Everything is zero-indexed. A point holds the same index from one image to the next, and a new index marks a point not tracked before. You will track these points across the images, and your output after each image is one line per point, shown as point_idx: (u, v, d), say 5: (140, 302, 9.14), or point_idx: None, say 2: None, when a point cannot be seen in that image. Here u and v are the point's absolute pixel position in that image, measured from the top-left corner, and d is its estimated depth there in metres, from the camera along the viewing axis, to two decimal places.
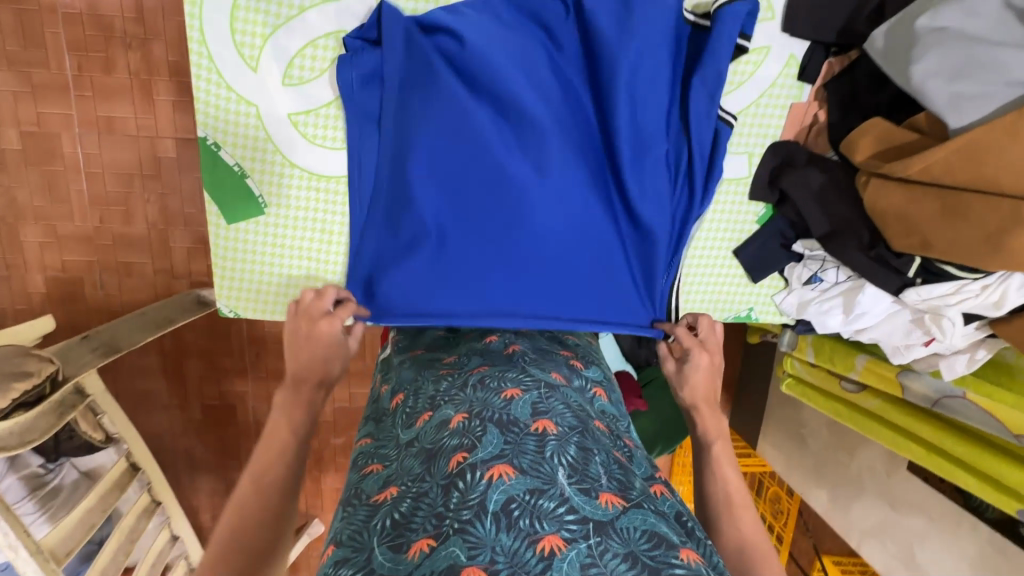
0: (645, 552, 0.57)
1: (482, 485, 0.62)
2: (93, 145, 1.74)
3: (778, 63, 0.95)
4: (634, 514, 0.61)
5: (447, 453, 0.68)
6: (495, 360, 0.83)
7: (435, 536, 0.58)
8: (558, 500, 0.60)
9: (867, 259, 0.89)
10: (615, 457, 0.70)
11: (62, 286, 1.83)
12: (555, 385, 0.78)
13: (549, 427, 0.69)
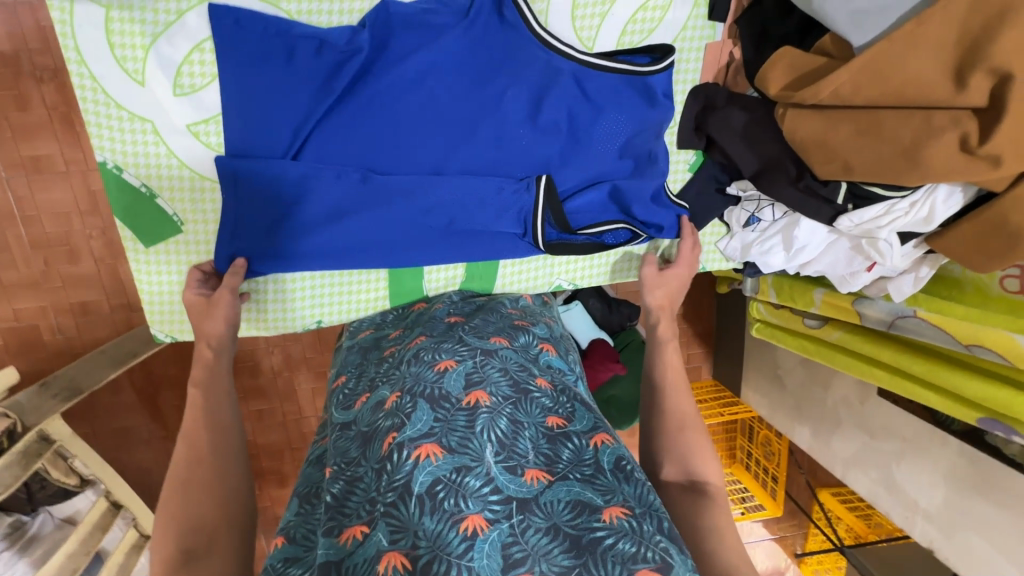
0: (567, 522, 0.58)
1: (409, 465, 0.61)
2: (24, 188, 1.68)
3: (686, 5, 0.92)
4: (559, 487, 0.62)
5: (381, 435, 0.67)
6: (435, 332, 0.83)
7: (367, 523, 0.59)
8: (484, 478, 0.60)
9: (798, 192, 0.88)
10: (545, 429, 0.69)
11: (18, 336, 1.79)
12: (492, 351, 0.77)
13: (482, 399, 0.69)
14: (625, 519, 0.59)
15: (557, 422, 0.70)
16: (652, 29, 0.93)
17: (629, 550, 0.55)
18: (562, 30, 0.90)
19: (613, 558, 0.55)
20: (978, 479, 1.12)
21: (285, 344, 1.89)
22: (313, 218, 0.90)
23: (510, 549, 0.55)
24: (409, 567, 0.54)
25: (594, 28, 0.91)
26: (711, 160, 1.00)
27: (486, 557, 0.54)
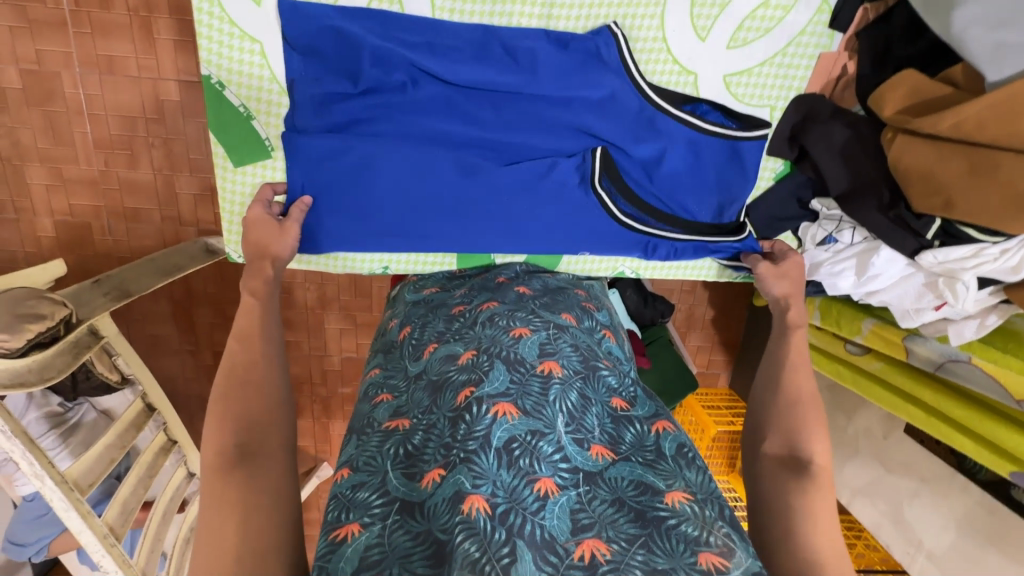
0: (632, 497, 0.63)
1: (487, 419, 0.67)
2: (95, 87, 1.69)
3: (809, 9, 0.89)
4: (623, 466, 0.67)
5: (457, 388, 0.73)
6: (505, 298, 0.88)
7: (444, 467, 0.65)
8: (555, 446, 0.67)
9: (886, 220, 0.87)
10: (610, 408, 0.76)
11: (69, 230, 1.83)
12: (564, 327, 0.83)
13: (554, 369, 0.75)
14: (686, 504, 0.63)
15: (621, 404, 0.77)
16: (770, 28, 0.90)
17: (693, 532, 0.60)
18: (678, 16, 0.88)
19: (676, 536, 0.59)
20: (992, 530, 1.14)
21: (321, 283, 1.93)
22: (376, 186, 0.92)
23: (578, 514, 0.60)
24: (489, 511, 0.59)
25: (711, 18, 0.89)
26: (799, 173, 0.99)
27: (556, 519, 0.59)
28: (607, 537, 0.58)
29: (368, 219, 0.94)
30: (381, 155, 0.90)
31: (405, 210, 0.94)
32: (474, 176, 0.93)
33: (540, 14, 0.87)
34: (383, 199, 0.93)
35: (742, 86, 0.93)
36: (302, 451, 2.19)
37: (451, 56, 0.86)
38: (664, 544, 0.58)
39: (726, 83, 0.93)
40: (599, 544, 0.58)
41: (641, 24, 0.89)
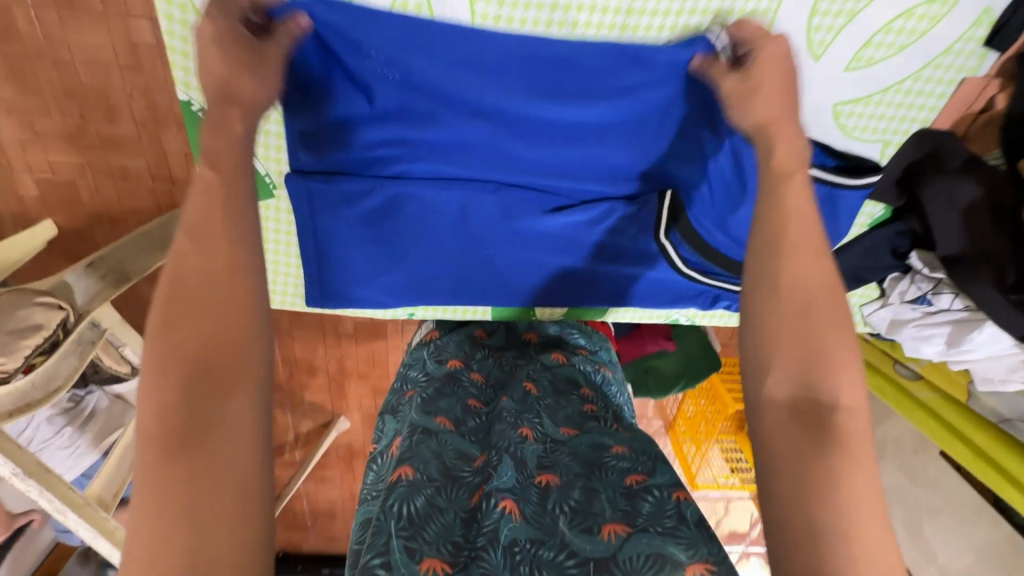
0: None
1: (496, 513, 0.67)
2: (54, 24, 1.44)
3: (965, 20, 0.67)
4: (639, 539, 0.66)
5: (468, 488, 0.74)
6: (514, 397, 0.90)
7: (449, 562, 0.63)
8: (558, 550, 0.65)
9: (1003, 302, 0.73)
10: (623, 488, 0.74)
11: (52, 189, 1.67)
12: (563, 441, 0.82)
13: (552, 481, 0.75)
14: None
15: (637, 480, 0.75)
16: (906, 45, 0.69)
17: None
18: (787, 27, 0.69)
19: None
20: (1013, 565, 1.15)
21: None
22: (404, 213, 1.00)
23: None
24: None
25: (832, 31, 0.68)
26: (901, 220, 0.83)
27: None
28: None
29: (394, 245, 1.05)
30: (414, 190, 0.97)
31: (426, 237, 1.04)
32: (495, 206, 1.00)
33: (612, 22, 0.82)
34: (409, 230, 1.03)
35: (853, 117, 0.75)
36: (320, 406, 2.23)
37: (493, 77, 0.86)
38: None
39: (835, 113, 0.74)
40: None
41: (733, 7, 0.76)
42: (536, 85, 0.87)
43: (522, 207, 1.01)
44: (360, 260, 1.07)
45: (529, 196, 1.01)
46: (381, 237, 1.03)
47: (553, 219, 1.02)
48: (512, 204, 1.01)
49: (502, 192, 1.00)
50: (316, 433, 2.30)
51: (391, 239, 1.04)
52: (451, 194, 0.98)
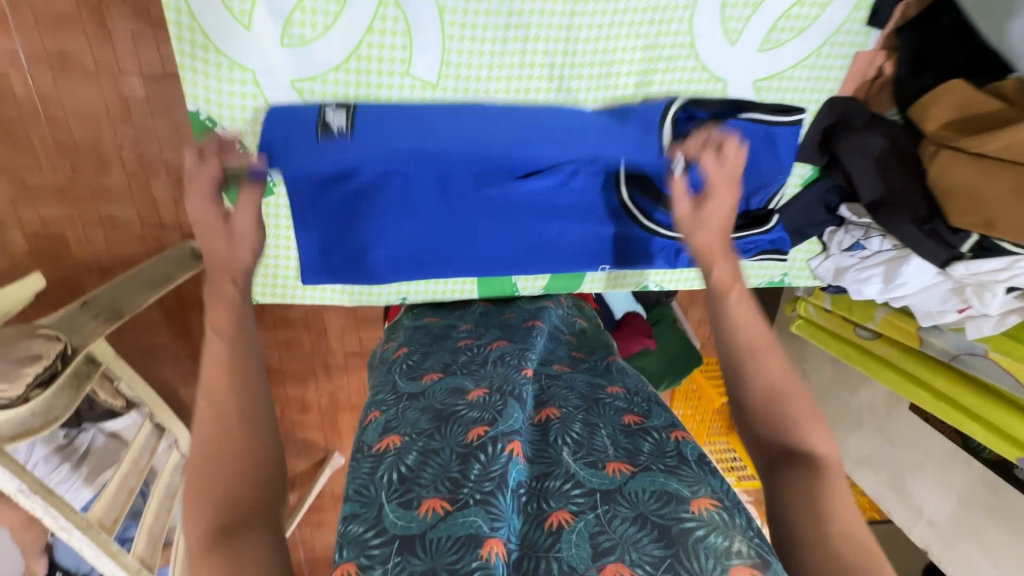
0: (654, 513, 0.70)
1: (503, 458, 0.75)
2: (49, 86, 1.54)
3: (847, 6, 0.83)
4: (642, 478, 0.75)
5: (468, 425, 0.81)
6: (514, 338, 0.97)
7: (449, 501, 0.72)
8: (565, 477, 0.75)
9: (919, 233, 0.84)
10: (622, 426, 0.85)
11: (41, 242, 1.72)
12: (557, 375, 0.96)
13: (551, 414, 0.86)
14: (714, 511, 0.70)
15: (636, 419, 0.87)
16: (805, 27, 0.84)
17: (721, 543, 0.66)
18: (706, 20, 0.83)
19: (706, 550, 0.66)
20: (990, 504, 1.21)
21: None
22: (398, 197, 0.97)
23: (598, 538, 0.68)
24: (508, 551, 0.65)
25: (743, 20, 0.83)
26: (827, 178, 0.94)
27: (576, 546, 0.67)
28: (630, 559, 0.65)
29: (389, 228, 0.99)
30: (404, 177, 0.95)
31: (424, 223, 1.00)
32: (495, 183, 0.98)
33: None
34: (400, 210, 0.98)
35: (772, 91, 0.89)
36: (313, 444, 2.21)
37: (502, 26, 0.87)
38: (692, 563, 0.65)
39: (757, 88, 0.88)
40: (622, 566, 0.65)
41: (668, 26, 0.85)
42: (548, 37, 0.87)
43: (526, 186, 0.98)
44: (350, 253, 1.01)
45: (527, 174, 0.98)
46: (374, 223, 0.99)
47: (562, 194, 0.99)
48: (515, 183, 0.98)
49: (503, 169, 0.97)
50: (311, 474, 2.27)
51: (381, 228, 0.99)
52: (445, 170, 0.96)
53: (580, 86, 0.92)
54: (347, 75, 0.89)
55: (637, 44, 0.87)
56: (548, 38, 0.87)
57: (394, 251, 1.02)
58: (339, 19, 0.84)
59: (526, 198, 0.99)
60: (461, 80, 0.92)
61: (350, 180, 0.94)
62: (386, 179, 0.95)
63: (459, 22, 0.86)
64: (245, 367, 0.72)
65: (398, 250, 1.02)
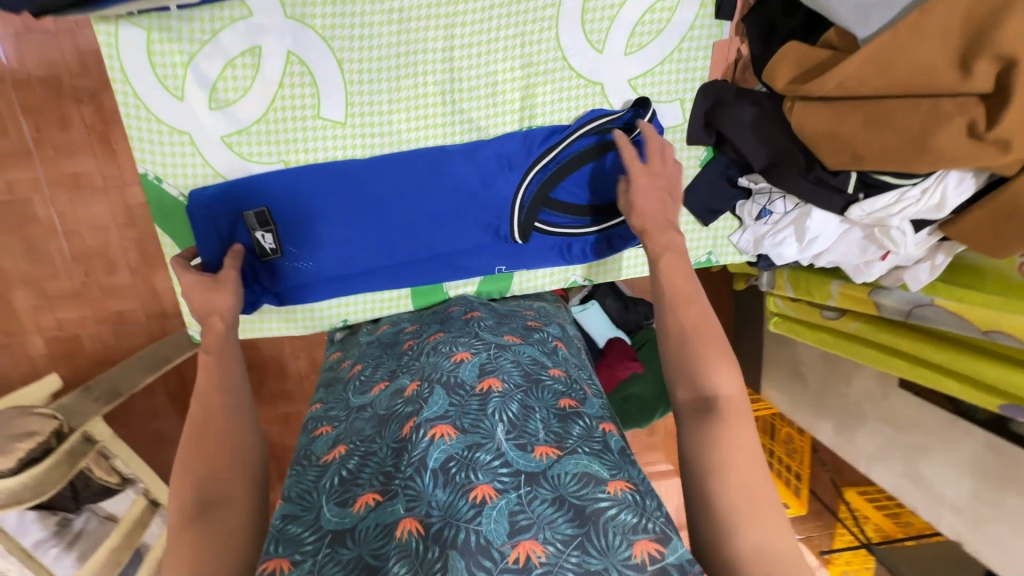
0: (572, 493, 0.61)
1: (424, 442, 0.66)
2: (65, 204, 1.77)
3: (693, 6, 0.95)
4: (568, 460, 0.65)
5: (401, 420, 0.71)
6: (451, 330, 0.89)
7: (381, 492, 0.64)
8: (494, 453, 0.64)
9: (808, 183, 0.89)
10: (556, 410, 0.73)
11: (58, 344, 1.88)
12: (506, 347, 0.83)
13: (494, 385, 0.73)
14: (629, 494, 0.63)
15: (569, 403, 0.75)
16: (662, 29, 0.95)
17: (630, 521, 0.59)
18: (572, 35, 0.93)
19: (614, 527, 0.58)
20: (1002, 471, 1.11)
21: (310, 349, 1.94)
22: (337, 218, 0.96)
23: (517, 517, 0.59)
24: (422, 532, 0.58)
25: (604, 31, 0.94)
26: (721, 155, 1.03)
27: (494, 523, 0.58)
28: (543, 537, 0.57)
29: (332, 253, 0.98)
30: (339, 195, 0.95)
31: (364, 244, 0.98)
32: (434, 189, 0.96)
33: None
34: (342, 239, 0.97)
35: (648, 87, 0.99)
36: None
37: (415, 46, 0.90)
38: (599, 542, 0.57)
39: (633, 86, 0.98)
40: (536, 545, 0.56)
41: (540, 39, 0.93)
42: (457, 51, 0.92)
43: (460, 195, 0.97)
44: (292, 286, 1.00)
45: (468, 184, 0.97)
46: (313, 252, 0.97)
47: (486, 203, 0.97)
48: (454, 184, 0.96)
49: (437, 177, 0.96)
50: None
51: (319, 253, 0.97)
52: (381, 182, 0.95)
53: (479, 109, 0.96)
54: (270, 125, 0.91)
55: (520, 61, 0.94)
56: (434, 57, 0.91)
57: (338, 278, 1.01)
58: (257, 77, 0.89)
59: (461, 206, 0.98)
60: (370, 109, 0.93)
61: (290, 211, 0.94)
62: (318, 204, 0.95)
63: (358, 66, 0.90)
64: (234, 380, 0.77)
65: (340, 277, 1.01)
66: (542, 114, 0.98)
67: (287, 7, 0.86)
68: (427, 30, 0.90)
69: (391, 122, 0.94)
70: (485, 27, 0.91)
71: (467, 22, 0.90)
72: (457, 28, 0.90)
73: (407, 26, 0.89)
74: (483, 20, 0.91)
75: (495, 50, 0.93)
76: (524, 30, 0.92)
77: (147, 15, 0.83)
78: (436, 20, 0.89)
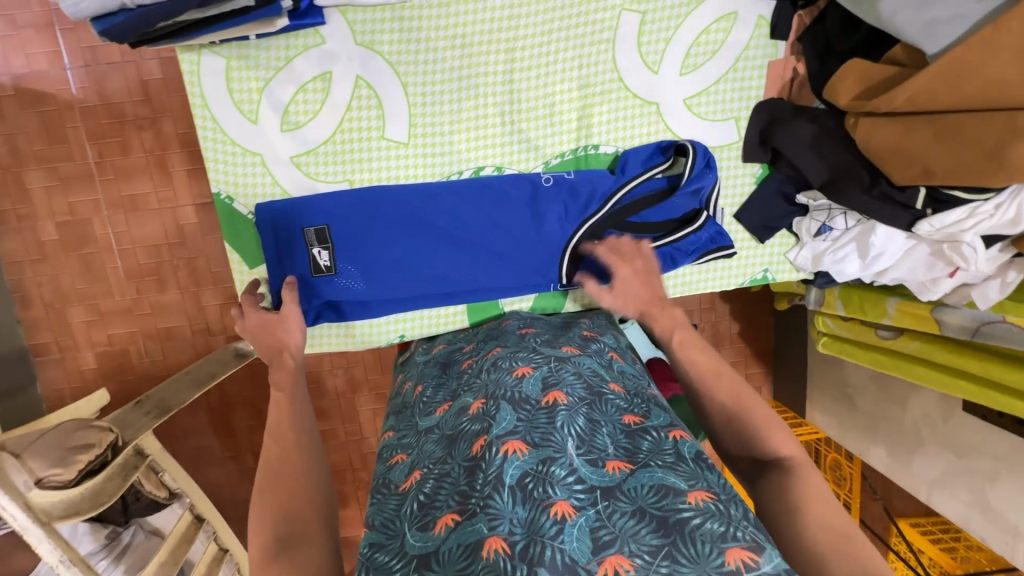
0: (652, 505, 0.60)
1: (498, 459, 0.65)
2: (122, 224, 1.85)
3: (748, 27, 0.96)
4: (642, 473, 0.64)
5: (469, 438, 0.71)
6: (509, 343, 0.89)
7: (459, 512, 0.62)
8: (568, 468, 0.63)
9: (872, 198, 0.88)
10: (622, 426, 0.72)
11: (108, 359, 1.94)
12: (565, 358, 0.81)
13: (560, 398, 0.72)
14: (710, 503, 0.60)
15: (635, 419, 0.73)
16: (717, 50, 0.97)
17: (718, 529, 0.57)
18: (629, 57, 0.95)
19: (701, 536, 0.56)
20: None
21: (348, 366, 1.96)
22: (391, 232, 0.98)
23: (599, 532, 0.57)
24: (508, 551, 0.56)
25: (660, 52, 0.96)
26: (778, 172, 1.03)
27: (577, 541, 0.57)
28: (629, 551, 0.55)
29: (383, 268, 0.99)
30: (395, 210, 0.97)
31: (419, 260, 0.99)
32: (488, 205, 0.98)
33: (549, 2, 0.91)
34: (400, 255, 0.99)
35: (703, 105, 0.99)
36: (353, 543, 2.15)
37: (474, 69, 0.93)
38: (689, 551, 0.55)
39: (688, 105, 0.99)
40: (623, 559, 0.55)
41: (597, 59, 0.95)
42: (515, 73, 0.94)
43: (515, 209, 0.98)
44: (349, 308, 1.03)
45: (520, 203, 0.98)
46: (370, 270, 0.99)
47: (549, 217, 0.98)
48: (509, 205, 0.98)
49: (486, 193, 0.98)
50: None
51: (371, 270, 0.99)
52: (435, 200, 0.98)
53: (537, 128, 0.98)
54: (337, 146, 0.95)
55: (577, 82, 0.96)
56: (495, 78, 0.94)
57: (395, 296, 1.01)
58: (326, 100, 0.92)
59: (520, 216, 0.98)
60: (431, 130, 0.96)
61: (348, 228, 0.97)
62: (374, 212, 0.97)
63: (421, 89, 0.93)
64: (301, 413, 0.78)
65: (398, 294, 1.01)
66: (598, 133, 0.99)
67: (357, 34, 0.90)
68: (488, 53, 0.93)
69: (451, 142, 0.97)
70: (542, 47, 0.94)
71: (525, 43, 0.93)
72: (516, 49, 0.93)
73: (469, 50, 0.92)
74: (540, 41, 0.93)
75: (552, 70, 0.95)
76: (580, 51, 0.94)
77: (227, 44, 0.88)
78: (496, 43, 0.92)
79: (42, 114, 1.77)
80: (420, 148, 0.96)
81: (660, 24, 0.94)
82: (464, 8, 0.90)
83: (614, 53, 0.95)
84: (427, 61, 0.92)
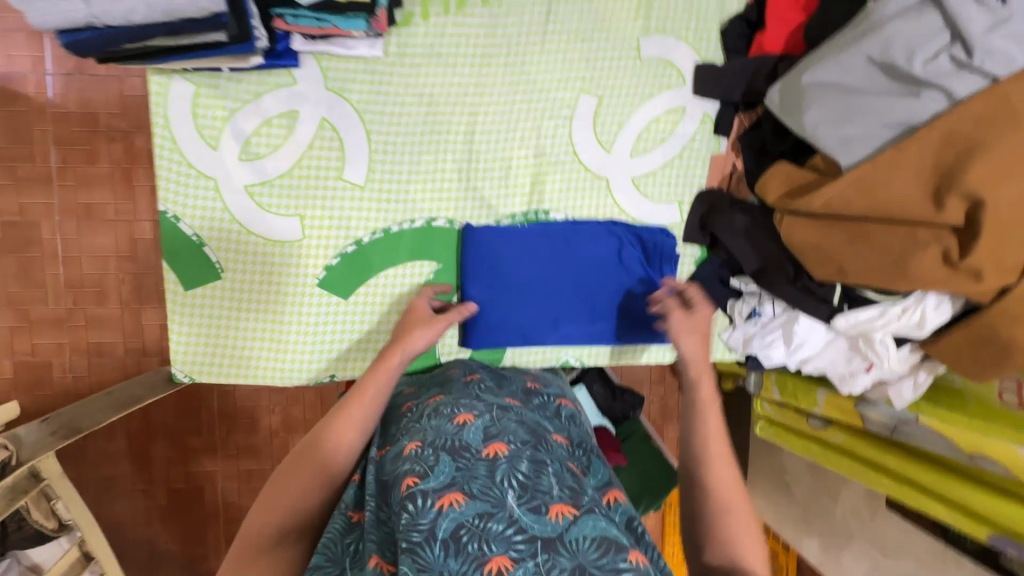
0: (593, 562, 0.57)
1: (432, 511, 0.61)
2: (72, 231, 1.80)
3: (695, 120, 1.05)
4: (586, 522, 0.61)
5: (401, 480, 0.67)
6: (451, 391, 0.85)
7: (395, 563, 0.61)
8: (506, 521, 0.60)
9: (795, 290, 0.95)
10: (567, 468, 0.70)
11: (27, 370, 1.81)
12: (507, 408, 0.79)
13: (500, 450, 0.69)
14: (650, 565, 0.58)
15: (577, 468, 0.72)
16: (665, 138, 1.05)
17: None
18: (585, 132, 1.02)
19: None
20: None
21: (287, 405, 1.88)
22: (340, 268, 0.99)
23: None
24: None
25: (614, 133, 1.03)
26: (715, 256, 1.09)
27: None
28: None
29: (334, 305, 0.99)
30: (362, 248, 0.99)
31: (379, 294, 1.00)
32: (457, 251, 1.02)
33: (513, 76, 0.98)
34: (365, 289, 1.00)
35: (650, 185, 1.06)
36: None
37: (437, 126, 0.98)
38: None
39: (636, 184, 1.05)
40: None
41: (554, 132, 1.01)
42: (477, 134, 0.99)
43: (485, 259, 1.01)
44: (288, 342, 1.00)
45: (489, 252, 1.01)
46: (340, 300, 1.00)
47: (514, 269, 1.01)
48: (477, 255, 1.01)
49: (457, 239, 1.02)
50: None
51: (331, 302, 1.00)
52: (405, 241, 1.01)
53: (492, 188, 1.02)
54: (293, 181, 0.96)
55: (532, 152, 1.02)
56: (456, 138, 0.99)
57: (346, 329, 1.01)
58: (290, 136, 0.95)
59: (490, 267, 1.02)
60: (388, 177, 0.99)
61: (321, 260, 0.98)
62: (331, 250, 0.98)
63: (384, 138, 0.97)
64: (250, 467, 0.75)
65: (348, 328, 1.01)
66: (550, 198, 1.04)
67: (329, 80, 0.94)
68: (453, 113, 0.98)
69: (406, 192, 1.00)
70: (505, 115, 1.00)
71: (488, 109, 0.99)
72: (479, 113, 0.99)
73: (434, 109, 0.97)
74: (502, 110, 0.99)
75: (511, 137, 1.01)
76: (539, 122, 1.01)
77: (199, 74, 0.91)
78: (462, 105, 0.98)
79: (10, 113, 1.75)
80: (377, 190, 0.99)
81: (615, 108, 1.02)
82: (436, 70, 0.96)
83: (570, 129, 1.02)
84: (392, 112, 0.96)
